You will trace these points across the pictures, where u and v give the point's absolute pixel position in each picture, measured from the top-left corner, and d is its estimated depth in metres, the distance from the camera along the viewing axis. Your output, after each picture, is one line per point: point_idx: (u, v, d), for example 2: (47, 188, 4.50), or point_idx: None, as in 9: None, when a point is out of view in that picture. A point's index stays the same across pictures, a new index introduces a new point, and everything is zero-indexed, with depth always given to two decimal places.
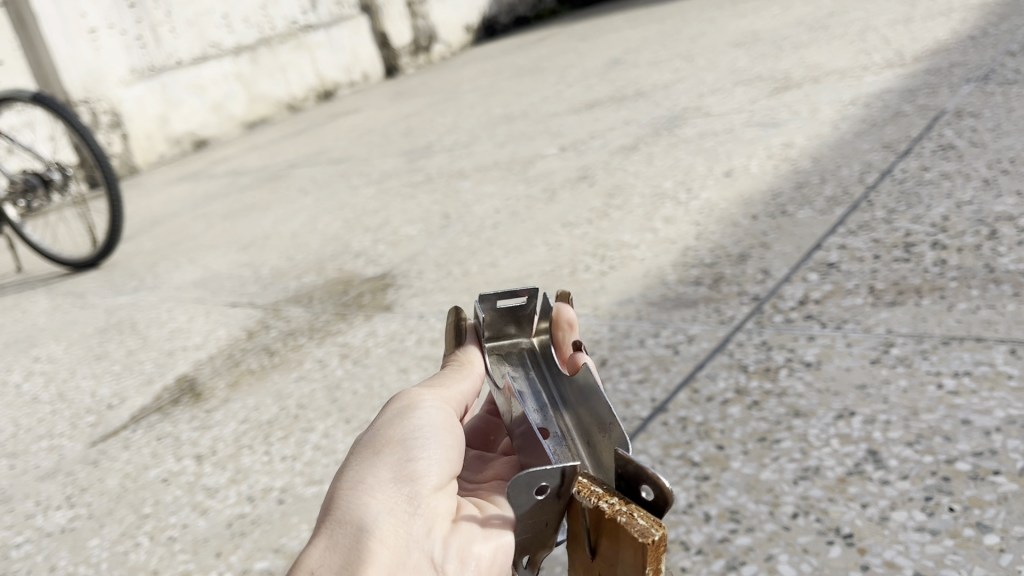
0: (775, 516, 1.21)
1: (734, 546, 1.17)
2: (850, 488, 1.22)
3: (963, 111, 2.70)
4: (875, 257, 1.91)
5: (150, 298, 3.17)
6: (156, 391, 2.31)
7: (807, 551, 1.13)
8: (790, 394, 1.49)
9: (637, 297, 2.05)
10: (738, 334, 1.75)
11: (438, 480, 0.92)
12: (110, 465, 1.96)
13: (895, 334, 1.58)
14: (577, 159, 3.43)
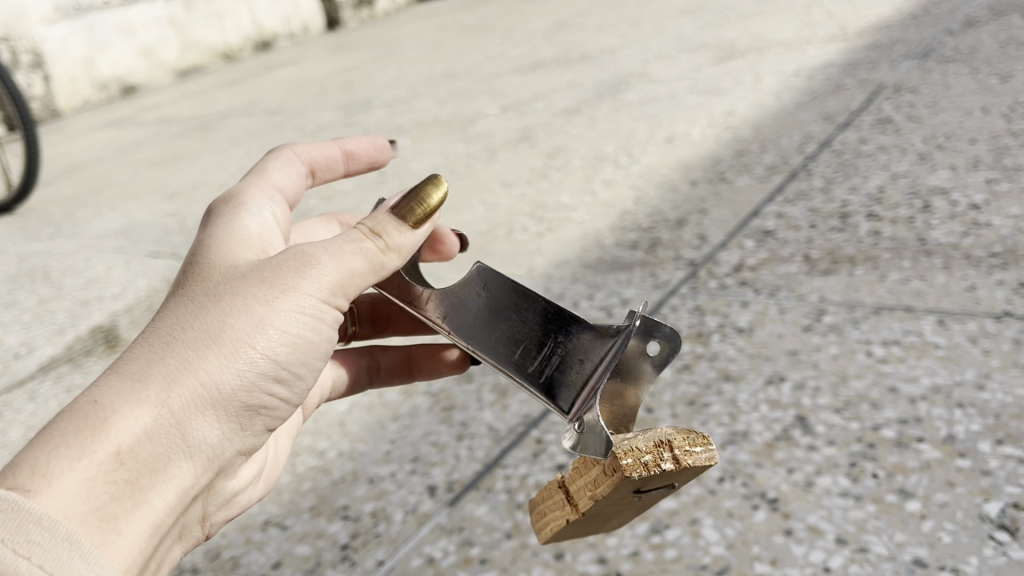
0: (701, 480, 1.18)
1: (659, 509, 1.15)
2: (777, 453, 1.20)
3: (902, 86, 2.72)
4: (812, 226, 1.91)
5: (67, 246, 3.02)
6: (68, 342, 2.20)
7: (732, 516, 1.10)
8: (721, 358, 1.48)
9: (573, 260, 2.02)
10: (672, 299, 1.73)
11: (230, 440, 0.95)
12: (14, 417, 1.85)
13: (827, 303, 1.58)
14: (518, 120, 3.37)
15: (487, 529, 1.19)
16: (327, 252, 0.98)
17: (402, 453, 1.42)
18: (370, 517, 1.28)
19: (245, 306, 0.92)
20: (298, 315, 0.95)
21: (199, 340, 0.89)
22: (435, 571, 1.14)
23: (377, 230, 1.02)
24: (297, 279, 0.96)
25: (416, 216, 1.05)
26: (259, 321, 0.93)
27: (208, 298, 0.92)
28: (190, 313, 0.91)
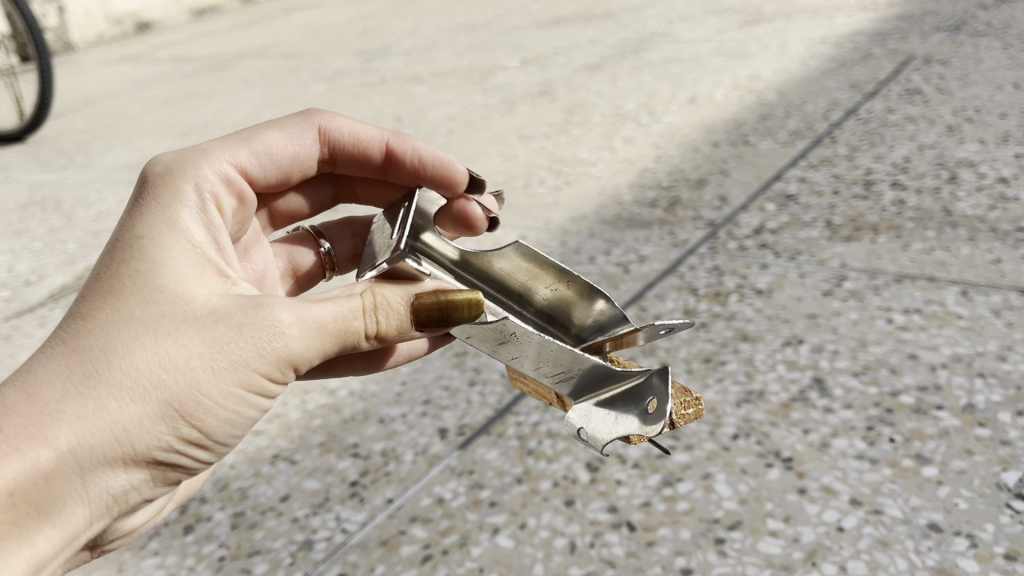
0: (715, 436, 1.18)
1: (672, 462, 1.14)
2: (793, 413, 1.19)
3: (932, 58, 2.67)
4: (835, 192, 1.88)
5: (78, 178, 3.00)
6: (78, 271, 2.19)
7: (746, 472, 1.10)
8: (739, 318, 1.46)
9: (591, 215, 2.00)
10: (690, 258, 1.71)
11: (144, 481, 0.90)
12: (24, 342, 1.85)
13: (849, 269, 1.56)
14: (538, 74, 3.32)
15: (498, 473, 1.19)
16: (292, 321, 0.88)
17: (413, 395, 1.42)
18: (380, 456, 1.27)
19: (186, 359, 0.85)
20: (238, 381, 0.88)
21: (126, 382, 0.83)
22: (444, 511, 1.13)
23: (373, 307, 0.91)
24: (246, 348, 0.87)
25: (418, 310, 0.93)
26: (196, 380, 0.86)
27: (147, 331, 0.84)
28: (124, 343, 0.83)
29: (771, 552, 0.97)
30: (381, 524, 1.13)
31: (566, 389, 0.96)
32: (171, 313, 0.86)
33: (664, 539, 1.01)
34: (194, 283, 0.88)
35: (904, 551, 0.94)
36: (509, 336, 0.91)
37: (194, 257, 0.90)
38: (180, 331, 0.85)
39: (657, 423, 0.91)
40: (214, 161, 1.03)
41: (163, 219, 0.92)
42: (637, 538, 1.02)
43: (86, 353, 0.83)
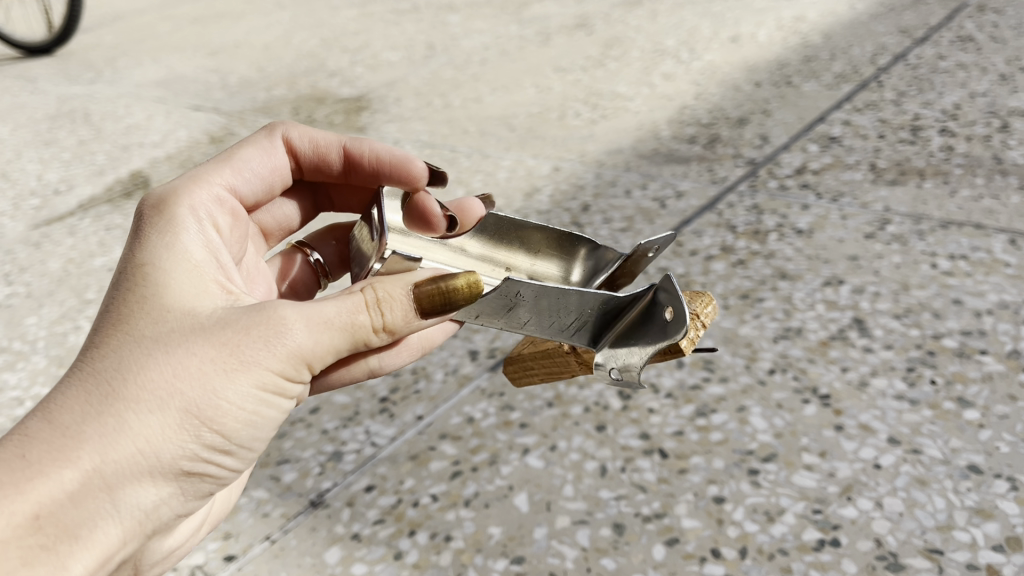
0: (751, 370, 1.16)
1: (706, 393, 1.13)
2: (831, 351, 1.17)
3: (986, 6, 2.58)
4: (880, 136, 1.83)
5: (107, 92, 2.97)
6: (107, 184, 2.17)
7: (782, 406, 1.08)
8: (778, 257, 1.44)
9: (627, 149, 1.96)
10: (729, 195, 1.68)
11: (177, 501, 0.80)
12: (53, 249, 1.84)
13: (892, 213, 1.52)
14: (576, 7, 3.24)
15: (528, 397, 1.18)
16: (298, 320, 0.78)
17: None
18: (411, 374, 1.27)
19: (197, 367, 0.75)
20: (258, 385, 0.78)
21: (137, 400, 0.73)
22: (474, 430, 1.13)
23: (376, 301, 0.81)
24: (258, 348, 0.77)
25: (421, 303, 0.83)
26: (214, 388, 0.76)
27: (156, 347, 0.75)
28: (133, 361, 0.74)
29: (806, 485, 0.96)
30: (411, 440, 1.13)
31: (583, 335, 0.93)
32: (176, 328, 0.77)
33: (697, 467, 1.01)
34: (199, 300, 0.80)
35: (942, 491, 0.93)
36: (516, 299, 0.89)
37: (193, 275, 0.82)
38: (189, 342, 0.76)
39: (679, 330, 0.84)
40: (202, 188, 0.96)
41: (157, 246, 0.83)
42: (669, 465, 1.02)
43: (92, 376, 0.73)
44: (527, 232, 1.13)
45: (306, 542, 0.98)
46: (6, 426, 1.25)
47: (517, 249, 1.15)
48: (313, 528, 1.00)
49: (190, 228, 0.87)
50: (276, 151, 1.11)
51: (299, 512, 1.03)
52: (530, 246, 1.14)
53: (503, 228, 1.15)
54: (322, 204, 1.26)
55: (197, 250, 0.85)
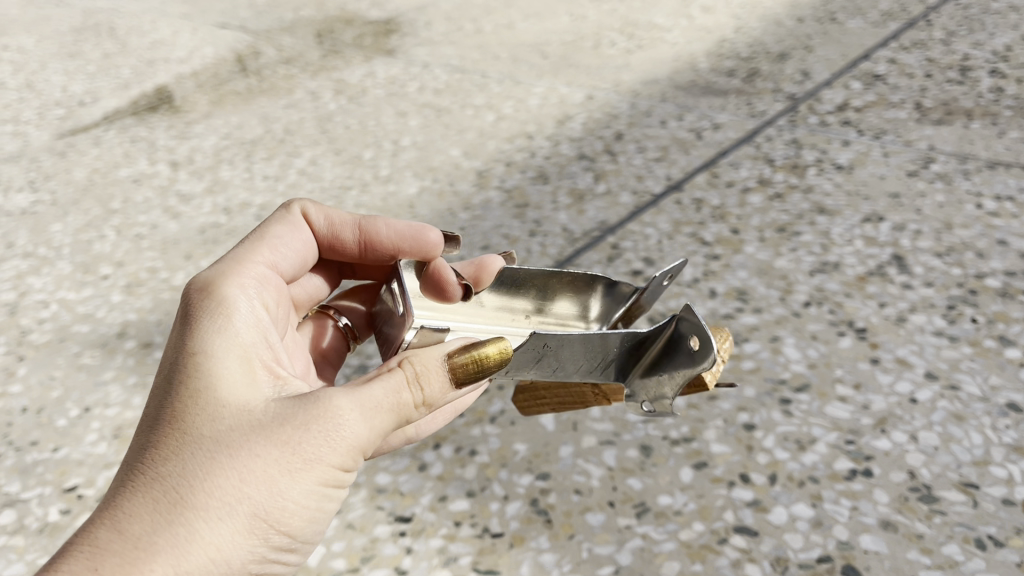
0: (785, 303, 1.14)
1: (738, 323, 1.11)
2: (869, 287, 1.15)
3: None
4: (927, 75, 1.77)
5: (132, 7, 2.91)
6: (132, 97, 2.14)
7: (816, 339, 1.06)
8: (816, 192, 1.40)
9: (663, 80, 1.90)
10: (768, 129, 1.63)
11: None
12: (78, 159, 1.82)
13: (937, 152, 1.48)
14: None
15: None
16: (353, 408, 0.67)
17: (472, 240, 1.38)
18: None
19: (255, 470, 0.64)
20: (321, 482, 0.67)
21: (197, 517, 0.62)
22: None
23: (418, 379, 0.70)
24: (318, 445, 0.66)
25: (460, 377, 0.72)
26: (277, 493, 0.65)
27: (208, 453, 0.64)
28: (184, 470, 0.63)
29: (839, 416, 0.94)
30: None
31: (609, 374, 0.84)
32: (227, 427, 0.65)
33: (727, 394, 0.99)
34: (248, 390, 0.69)
35: (979, 427, 0.91)
36: (544, 349, 0.80)
37: (238, 360, 0.70)
38: (243, 444, 0.65)
39: (707, 360, 0.76)
40: (248, 268, 0.83)
41: (194, 332, 0.72)
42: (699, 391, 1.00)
43: (143, 492, 0.62)
44: (535, 278, 0.95)
45: None
46: (31, 328, 1.25)
47: (529, 300, 0.98)
48: None
49: (231, 302, 0.76)
50: (300, 223, 0.93)
51: None
52: (546, 298, 0.97)
53: (516, 280, 0.96)
54: (350, 274, 1.05)
55: (240, 327, 0.74)
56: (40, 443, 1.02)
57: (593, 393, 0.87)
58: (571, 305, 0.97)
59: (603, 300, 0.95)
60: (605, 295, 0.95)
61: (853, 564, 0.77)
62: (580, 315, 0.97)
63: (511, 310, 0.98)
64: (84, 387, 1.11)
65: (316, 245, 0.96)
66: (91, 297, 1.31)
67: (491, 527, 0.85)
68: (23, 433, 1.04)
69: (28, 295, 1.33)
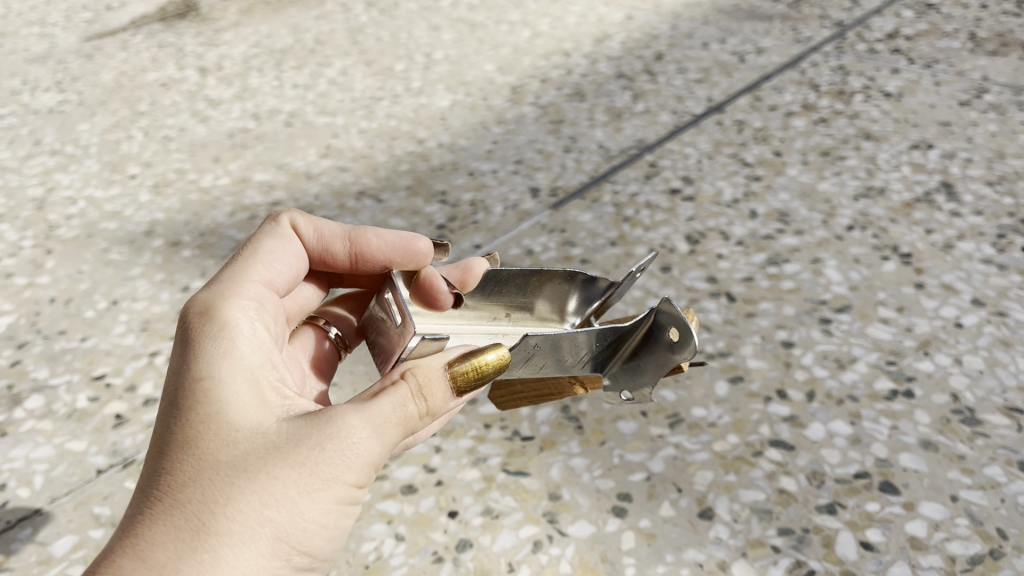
0: (828, 226, 1.11)
1: (779, 244, 1.08)
2: (915, 213, 1.11)
3: None
4: (982, 6, 1.70)
5: None
6: (160, 3, 2.10)
7: (859, 262, 1.03)
8: (863, 118, 1.35)
9: (706, 3, 1.84)
10: (814, 55, 1.57)
11: None
12: (105, 62, 1.79)
13: (991, 83, 1.42)
14: None
15: (591, 235, 1.13)
16: (365, 424, 0.59)
17: (505, 154, 1.35)
18: (469, 205, 1.22)
19: (272, 494, 0.56)
20: (340, 503, 0.59)
21: (215, 550, 0.53)
22: (534, 262, 1.09)
23: (423, 393, 0.62)
24: (335, 463, 0.57)
25: (465, 386, 0.64)
26: (295, 516, 0.56)
27: (221, 480, 0.55)
28: (198, 500, 0.55)
29: (880, 337, 0.91)
30: None
31: (588, 365, 0.79)
32: (239, 450, 0.57)
33: (766, 312, 0.97)
34: (257, 406, 0.60)
35: None
36: (534, 350, 0.73)
37: (241, 374, 0.61)
38: (257, 466, 0.56)
39: (688, 353, 0.73)
40: (241, 285, 0.69)
41: (188, 346, 0.62)
42: (736, 309, 0.98)
43: (157, 527, 0.53)
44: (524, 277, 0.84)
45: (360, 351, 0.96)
46: (59, 223, 1.23)
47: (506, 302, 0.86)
48: None
49: (228, 307, 0.65)
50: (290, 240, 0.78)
51: None
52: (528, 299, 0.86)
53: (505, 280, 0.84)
54: (338, 282, 0.89)
55: (243, 333, 0.64)
56: (68, 333, 1.01)
57: (571, 386, 0.81)
58: (554, 303, 0.87)
59: (587, 299, 0.86)
60: (590, 294, 0.85)
61: (892, 481, 0.75)
62: (557, 313, 0.87)
63: (490, 312, 0.86)
64: (112, 281, 1.10)
65: (306, 260, 0.80)
66: (119, 196, 1.29)
67: (522, 431, 0.84)
68: (51, 323, 1.03)
69: (55, 191, 1.32)
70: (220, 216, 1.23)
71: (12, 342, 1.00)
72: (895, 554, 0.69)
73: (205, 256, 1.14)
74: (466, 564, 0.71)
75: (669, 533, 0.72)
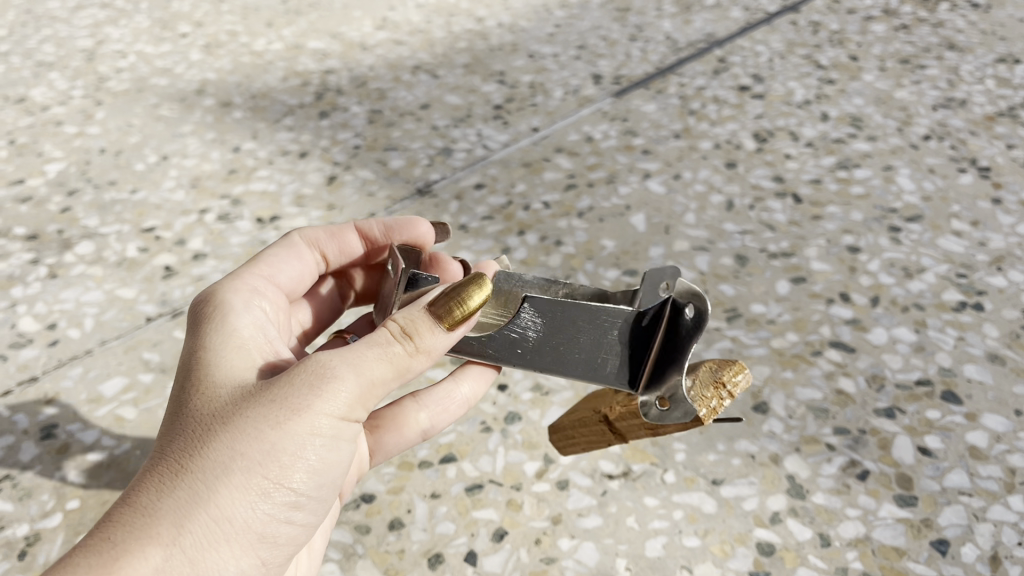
0: (903, 134, 1.06)
1: (850, 149, 1.04)
2: (997, 128, 1.06)
3: None
4: None
5: None
6: None
7: (934, 173, 0.99)
8: (947, 27, 1.28)
9: None
10: None
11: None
12: None
13: None
14: None
15: (654, 126, 1.09)
16: (338, 357, 0.51)
17: (567, 38, 1.30)
18: (528, 88, 1.18)
19: (244, 430, 0.49)
20: (323, 435, 0.51)
21: (188, 493, 0.47)
22: (593, 149, 1.05)
23: (401, 329, 0.52)
24: (308, 393, 0.50)
25: (457, 322, 0.52)
26: (273, 450, 0.49)
27: (195, 427, 0.50)
28: (175, 447, 0.49)
29: (952, 249, 0.88)
30: (525, 148, 1.06)
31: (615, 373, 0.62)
32: (219, 399, 0.51)
33: (833, 216, 0.93)
34: (245, 367, 0.54)
35: None
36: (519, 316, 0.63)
37: (229, 341, 0.56)
38: (232, 410, 0.50)
39: (683, 294, 0.61)
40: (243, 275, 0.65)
41: (189, 331, 0.58)
42: (802, 210, 0.94)
43: (133, 480, 0.48)
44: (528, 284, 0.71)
45: None
46: (109, 76, 1.21)
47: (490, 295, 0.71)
48: (419, 214, 0.96)
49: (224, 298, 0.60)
50: (305, 240, 0.72)
51: (406, 198, 0.99)
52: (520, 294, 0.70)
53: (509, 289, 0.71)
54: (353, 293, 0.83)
55: (234, 312, 0.59)
56: (118, 184, 1.00)
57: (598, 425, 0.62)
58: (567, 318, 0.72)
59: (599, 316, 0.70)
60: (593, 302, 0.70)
61: (955, 391, 0.73)
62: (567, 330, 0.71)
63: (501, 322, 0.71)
64: (162, 137, 1.08)
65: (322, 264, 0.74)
66: (170, 53, 1.26)
67: None
68: (101, 173, 1.02)
69: (105, 44, 1.29)
70: (273, 81, 1.20)
71: (63, 189, 0.99)
72: (954, 461, 0.67)
73: (256, 119, 1.11)
74: (514, 436, 0.71)
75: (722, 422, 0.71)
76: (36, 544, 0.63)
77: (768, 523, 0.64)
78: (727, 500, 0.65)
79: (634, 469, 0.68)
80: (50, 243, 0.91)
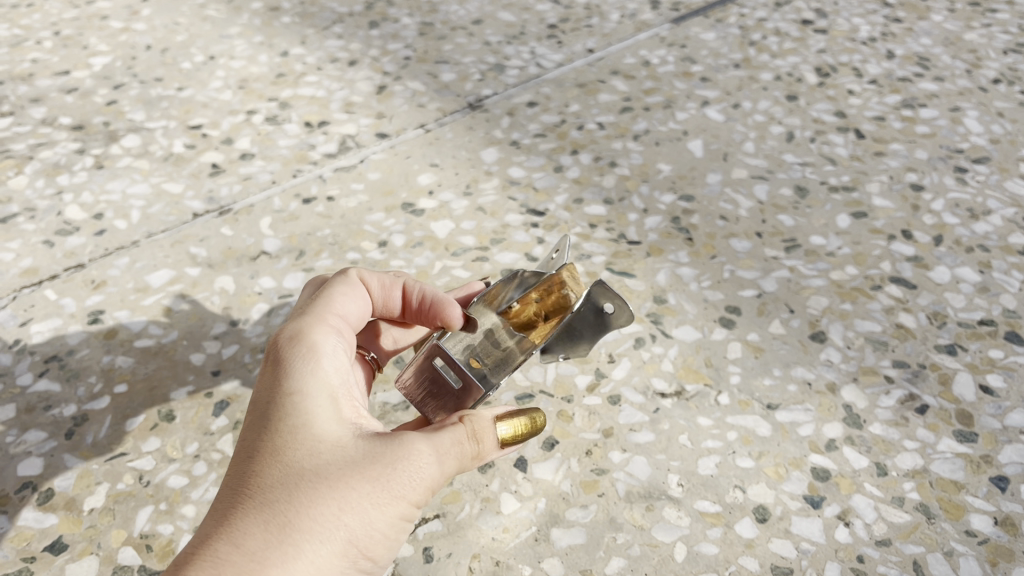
0: (971, 76, 1.02)
1: (916, 88, 1.00)
2: None
3: None
4: None
5: None
6: None
7: (1003, 117, 0.96)
8: None
9: None
10: None
11: None
12: None
13: None
14: None
15: (713, 54, 1.06)
16: (435, 448, 0.48)
17: None
18: (583, 10, 1.15)
19: (348, 502, 0.46)
20: (404, 519, 0.48)
21: (293, 555, 0.43)
22: (650, 74, 1.02)
23: (472, 432, 0.50)
24: (410, 479, 0.47)
25: (513, 436, 0.52)
26: (367, 530, 0.46)
27: (299, 482, 0.46)
28: (277, 499, 0.45)
29: (1019, 193, 0.85)
30: (580, 69, 1.03)
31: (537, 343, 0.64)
32: (320, 454, 0.47)
33: (896, 153, 0.90)
34: (339, 420, 0.49)
35: None
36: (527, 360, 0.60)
37: (326, 385, 0.50)
38: (338, 474, 0.46)
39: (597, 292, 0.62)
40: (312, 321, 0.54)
41: (273, 359, 0.51)
42: (864, 146, 0.91)
43: (232, 525, 0.44)
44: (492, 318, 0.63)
45: (462, 138, 0.92)
46: None
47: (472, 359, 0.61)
48: (470, 127, 0.94)
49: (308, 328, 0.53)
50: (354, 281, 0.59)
51: (457, 111, 0.96)
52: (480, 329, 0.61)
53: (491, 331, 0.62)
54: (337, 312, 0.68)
55: (325, 349, 0.52)
56: (165, 81, 0.98)
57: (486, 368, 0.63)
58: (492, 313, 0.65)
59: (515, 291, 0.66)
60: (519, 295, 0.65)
61: (1019, 332, 0.71)
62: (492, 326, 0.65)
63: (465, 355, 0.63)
64: (209, 37, 1.06)
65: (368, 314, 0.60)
66: None
67: (628, 235, 0.81)
68: (148, 69, 1.00)
69: None
70: None
71: (108, 82, 0.97)
72: (1016, 401, 0.66)
73: (305, 25, 1.09)
74: None
75: (778, 349, 0.70)
76: (84, 425, 0.63)
77: (823, 449, 0.62)
78: (783, 424, 0.64)
79: (687, 388, 0.67)
80: (96, 135, 0.90)
